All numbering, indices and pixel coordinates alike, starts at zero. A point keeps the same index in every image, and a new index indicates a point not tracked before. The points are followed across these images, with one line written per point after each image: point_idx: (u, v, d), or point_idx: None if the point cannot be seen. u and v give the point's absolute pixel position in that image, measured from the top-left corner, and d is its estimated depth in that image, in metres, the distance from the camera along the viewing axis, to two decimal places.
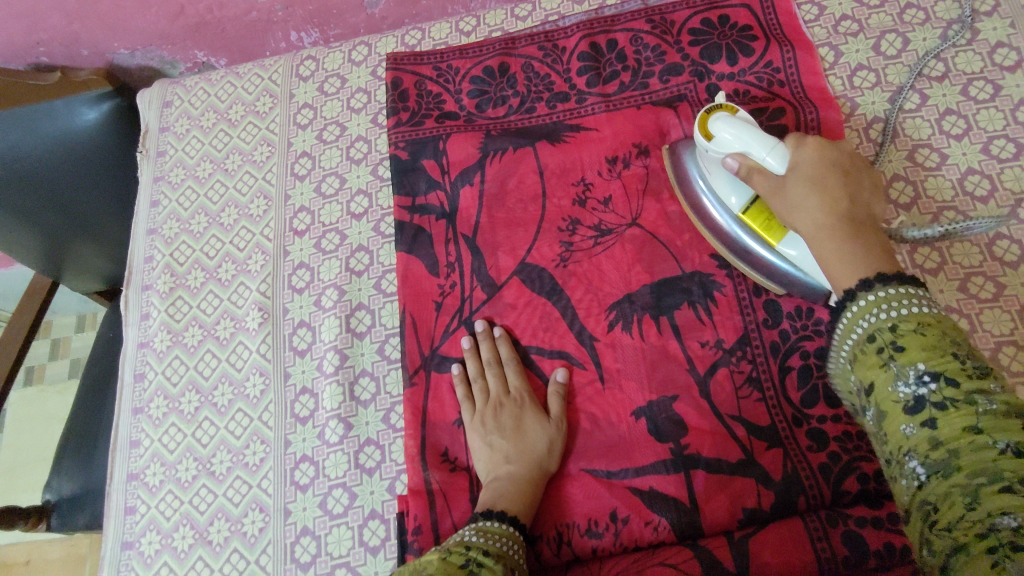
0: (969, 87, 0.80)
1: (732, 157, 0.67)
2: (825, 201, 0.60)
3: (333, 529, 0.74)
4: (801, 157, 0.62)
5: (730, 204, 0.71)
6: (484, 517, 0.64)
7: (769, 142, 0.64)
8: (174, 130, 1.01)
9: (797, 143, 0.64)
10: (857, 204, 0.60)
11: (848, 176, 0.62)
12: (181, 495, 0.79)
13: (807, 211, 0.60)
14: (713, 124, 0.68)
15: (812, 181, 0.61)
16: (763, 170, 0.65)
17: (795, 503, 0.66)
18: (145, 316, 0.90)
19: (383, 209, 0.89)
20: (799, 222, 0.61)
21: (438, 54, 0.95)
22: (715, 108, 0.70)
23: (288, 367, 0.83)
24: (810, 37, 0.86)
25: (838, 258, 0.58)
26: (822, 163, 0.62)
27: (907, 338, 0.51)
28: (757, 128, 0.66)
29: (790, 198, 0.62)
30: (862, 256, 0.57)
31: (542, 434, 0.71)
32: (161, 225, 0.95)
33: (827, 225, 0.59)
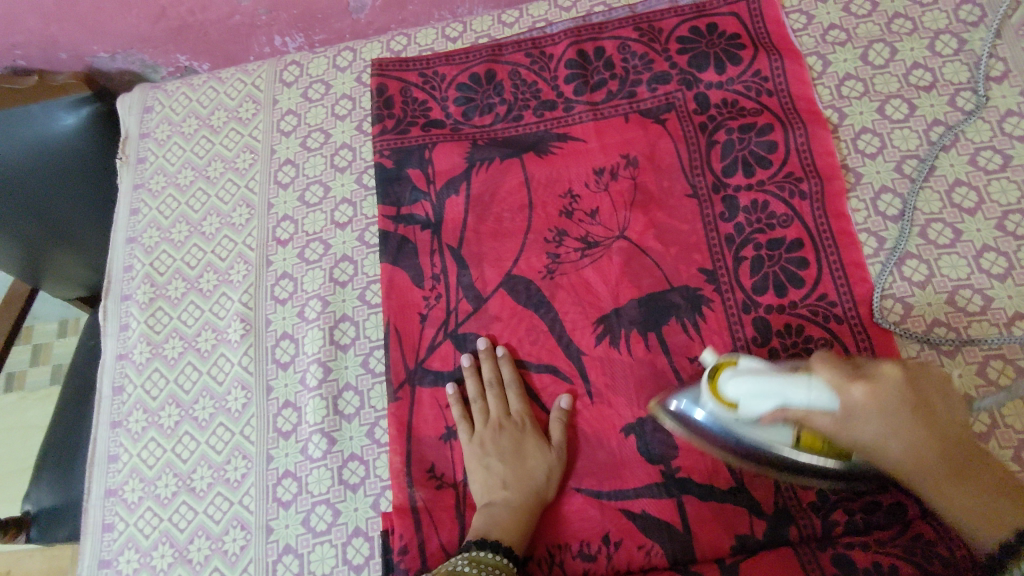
0: (956, 98, 0.80)
1: (770, 416, 0.57)
2: (908, 444, 0.56)
3: (316, 546, 0.73)
4: (855, 400, 0.55)
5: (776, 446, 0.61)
6: (477, 547, 0.63)
7: (806, 389, 0.55)
8: (155, 136, 0.99)
9: (836, 380, 0.55)
10: (936, 430, 0.56)
11: (908, 387, 0.56)
12: (160, 512, 0.78)
13: (896, 456, 0.56)
14: (724, 388, 0.59)
15: (885, 422, 0.55)
16: (812, 420, 0.56)
17: (786, 535, 0.65)
18: (124, 327, 0.88)
19: (367, 218, 0.87)
20: (884, 455, 0.57)
21: (424, 61, 0.93)
22: (722, 375, 0.60)
23: (271, 381, 0.81)
24: (798, 46, 0.86)
25: (953, 505, 0.56)
26: (878, 399, 0.55)
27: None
28: (773, 374, 0.57)
29: (868, 446, 0.56)
30: (977, 501, 0.55)
31: (542, 462, 0.70)
32: (141, 233, 0.93)
33: (930, 476, 0.56)
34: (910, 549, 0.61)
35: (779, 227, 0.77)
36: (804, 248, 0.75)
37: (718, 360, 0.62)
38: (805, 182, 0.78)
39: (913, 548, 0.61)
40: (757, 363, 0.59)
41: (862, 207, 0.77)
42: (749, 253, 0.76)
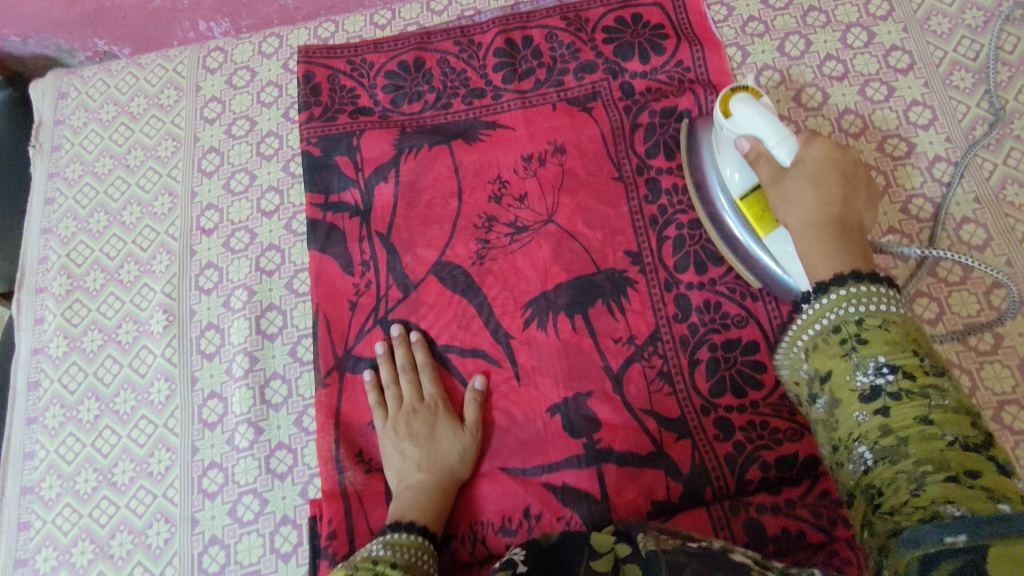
0: (865, 88, 0.84)
1: (745, 140, 0.64)
2: (817, 195, 0.60)
3: (242, 536, 0.72)
4: (811, 153, 0.61)
5: (730, 193, 0.70)
6: (392, 531, 0.62)
7: (782, 131, 0.62)
8: (70, 123, 0.95)
9: (809, 141, 0.62)
10: (850, 211, 0.60)
11: (846, 183, 0.61)
12: (80, 508, 0.76)
13: (794, 217, 0.60)
14: (732, 101, 0.65)
15: (811, 181, 0.60)
16: (771, 158, 0.63)
17: (701, 493, 0.68)
18: (39, 321, 0.85)
19: (295, 206, 0.86)
20: (788, 215, 0.61)
21: (352, 47, 0.93)
22: (738, 86, 0.66)
23: (195, 372, 0.80)
24: (718, 37, 0.88)
25: (814, 252, 0.57)
26: (830, 162, 0.61)
27: (885, 325, 0.49)
28: (773, 116, 0.63)
29: (787, 195, 0.61)
30: (832, 250, 0.56)
31: (456, 443, 0.71)
32: (57, 223, 0.90)
33: (810, 223, 0.59)
34: (817, 509, 0.65)
35: None
36: None
37: (748, 83, 0.67)
38: None
39: (819, 508, 0.65)
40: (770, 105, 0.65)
41: None
42: (672, 232, 0.79)
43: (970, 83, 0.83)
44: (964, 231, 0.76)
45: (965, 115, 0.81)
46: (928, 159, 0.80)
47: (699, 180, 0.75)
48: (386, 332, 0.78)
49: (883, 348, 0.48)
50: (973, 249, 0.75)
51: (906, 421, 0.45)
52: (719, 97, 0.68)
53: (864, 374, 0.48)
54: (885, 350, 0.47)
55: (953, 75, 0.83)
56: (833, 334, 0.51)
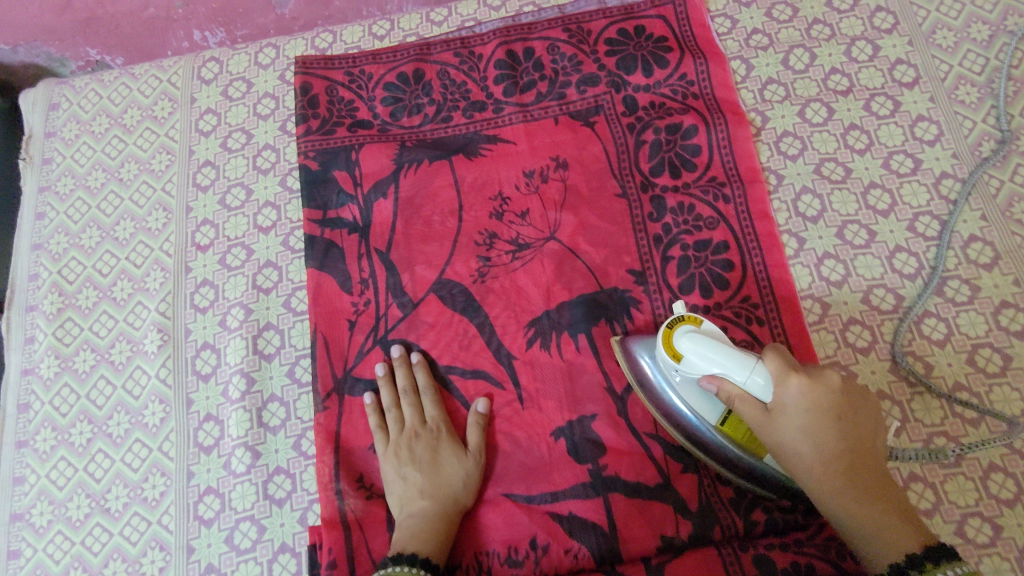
0: (871, 103, 0.83)
1: (709, 382, 0.58)
2: (822, 453, 0.56)
3: (240, 565, 0.71)
4: (790, 394, 0.55)
5: (709, 418, 0.63)
6: (393, 563, 0.61)
7: (749, 366, 0.56)
8: (62, 135, 0.93)
9: (783, 368, 0.55)
10: (852, 440, 0.57)
11: (845, 420, 0.57)
12: (72, 535, 0.74)
13: (806, 473, 0.57)
14: (676, 341, 0.60)
15: (805, 427, 0.56)
16: (748, 398, 0.57)
17: (710, 533, 0.66)
18: (30, 340, 0.83)
19: (292, 222, 0.84)
20: (795, 463, 0.57)
21: (349, 59, 0.91)
22: (675, 322, 0.61)
23: (190, 394, 0.78)
24: (722, 50, 0.87)
25: (850, 523, 0.56)
26: (814, 395, 0.55)
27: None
28: (728, 347, 0.57)
29: (784, 444, 0.57)
30: (864, 509, 0.55)
31: (459, 469, 0.70)
32: (47, 239, 0.88)
33: (835, 495, 0.56)
34: (827, 547, 0.63)
35: (705, 229, 0.78)
36: (729, 249, 0.77)
37: (681, 309, 0.63)
38: (728, 187, 0.79)
39: (829, 543, 0.64)
40: (714, 330, 0.60)
41: (783, 208, 0.79)
42: (677, 252, 0.77)
43: (977, 97, 0.81)
44: (971, 250, 0.75)
45: (971, 130, 0.80)
46: (934, 176, 0.79)
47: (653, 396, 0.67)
48: (386, 353, 0.76)
49: None
50: (981, 269, 0.74)
51: None
52: (663, 335, 0.61)
53: None
54: None
55: (960, 89, 0.82)
56: None
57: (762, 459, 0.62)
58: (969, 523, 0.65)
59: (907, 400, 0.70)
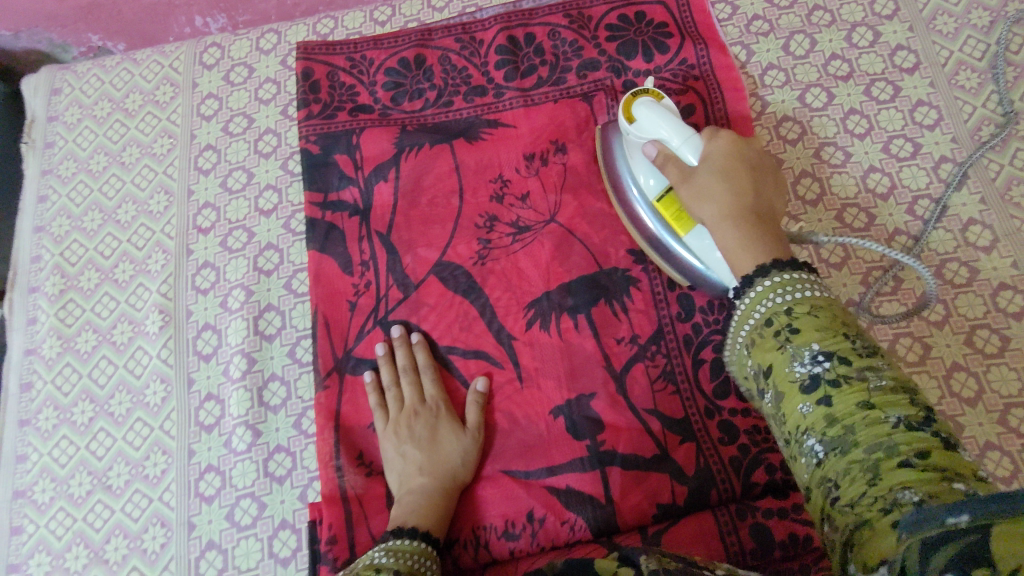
0: (871, 88, 0.83)
1: (652, 145, 0.66)
2: (732, 194, 0.61)
3: (240, 541, 0.71)
4: (711, 150, 0.63)
5: (648, 195, 0.70)
6: (395, 536, 0.62)
7: (685, 132, 0.64)
8: (64, 120, 0.94)
9: (711, 137, 0.65)
10: (761, 199, 0.62)
11: (745, 178, 0.62)
12: (74, 512, 0.74)
13: (706, 213, 0.61)
14: (636, 106, 0.68)
15: (720, 178, 0.61)
16: (678, 160, 0.65)
17: (707, 496, 0.67)
18: (32, 321, 0.83)
19: (294, 205, 0.85)
20: (702, 212, 0.62)
21: (351, 44, 0.91)
22: (639, 93, 0.69)
23: (192, 373, 0.78)
24: (722, 35, 0.87)
25: (732, 245, 0.59)
26: (731, 158, 0.63)
27: (820, 311, 0.50)
28: (675, 118, 0.66)
29: (699, 189, 0.62)
30: (749, 246, 0.58)
31: (457, 446, 0.70)
32: (50, 222, 0.88)
33: (724, 222, 0.60)
34: None
35: None
36: None
37: (649, 85, 0.71)
38: None
39: None
40: (670, 105, 0.68)
41: None
42: None
43: (977, 83, 0.82)
44: (970, 232, 0.75)
45: (971, 115, 0.80)
46: (934, 160, 0.79)
47: (614, 184, 0.75)
48: (386, 334, 0.77)
49: (816, 337, 0.49)
50: (979, 251, 0.75)
51: (850, 410, 0.45)
52: (623, 103, 0.69)
53: (802, 364, 0.48)
54: (818, 338, 0.48)
55: (959, 75, 0.83)
56: (766, 326, 0.53)
57: (683, 239, 0.68)
58: None
59: None
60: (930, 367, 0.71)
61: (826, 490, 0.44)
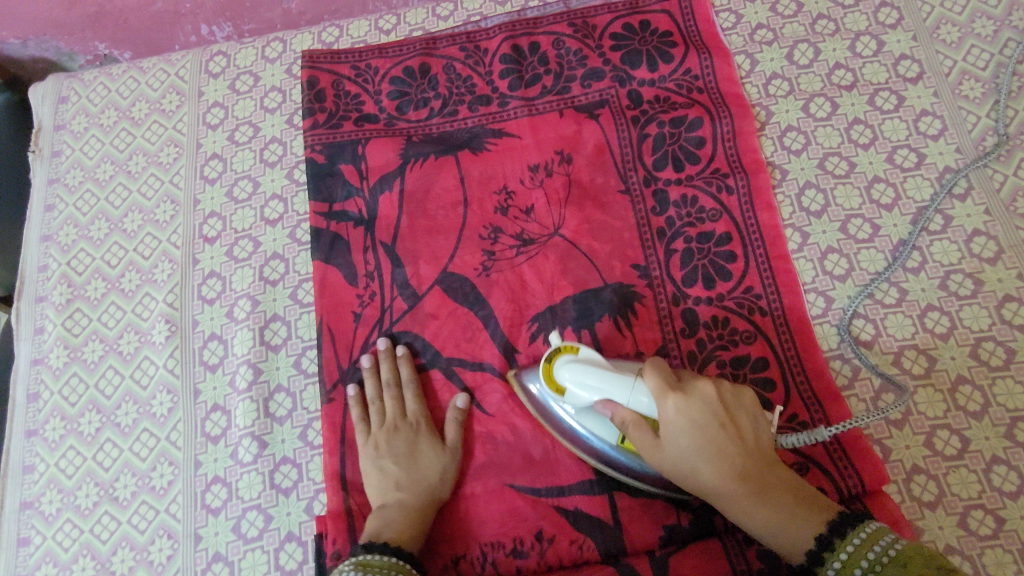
0: (875, 98, 0.83)
1: (601, 407, 0.61)
2: (715, 469, 0.57)
3: (247, 553, 0.71)
4: (670, 417, 0.56)
5: (603, 434, 0.65)
6: (365, 550, 0.61)
7: (629, 383, 0.59)
8: (70, 128, 0.94)
9: (659, 386, 0.57)
10: (748, 448, 0.58)
11: (727, 417, 0.58)
12: (81, 523, 0.75)
13: (709, 483, 0.57)
14: (558, 371, 0.64)
15: (693, 450, 0.57)
16: (635, 417, 0.59)
17: (712, 523, 0.67)
18: (39, 330, 0.84)
19: (299, 215, 0.85)
20: (695, 480, 0.58)
21: (356, 53, 0.91)
22: (556, 354, 0.65)
23: (198, 384, 0.79)
24: (727, 45, 0.87)
25: (765, 525, 0.57)
26: (693, 415, 0.57)
27: (908, 560, 0.50)
28: (606, 368, 0.61)
29: (678, 468, 0.58)
30: (775, 514, 0.56)
31: (435, 462, 0.70)
32: (56, 231, 0.88)
33: (745, 504, 0.57)
34: None
35: (707, 221, 0.78)
36: (731, 242, 0.77)
37: (559, 342, 0.66)
38: (732, 178, 0.80)
39: None
40: (592, 355, 0.63)
41: (787, 203, 0.80)
42: (680, 245, 0.78)
43: (981, 92, 0.82)
44: (975, 244, 0.75)
45: (975, 125, 0.80)
46: (938, 170, 0.79)
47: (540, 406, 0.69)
48: (372, 347, 0.77)
49: None
50: (984, 262, 0.74)
51: None
52: (544, 368, 0.66)
53: None
54: None
55: (964, 84, 0.82)
56: None
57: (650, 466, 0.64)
58: (972, 514, 0.65)
59: (910, 391, 0.71)
60: (935, 380, 0.71)
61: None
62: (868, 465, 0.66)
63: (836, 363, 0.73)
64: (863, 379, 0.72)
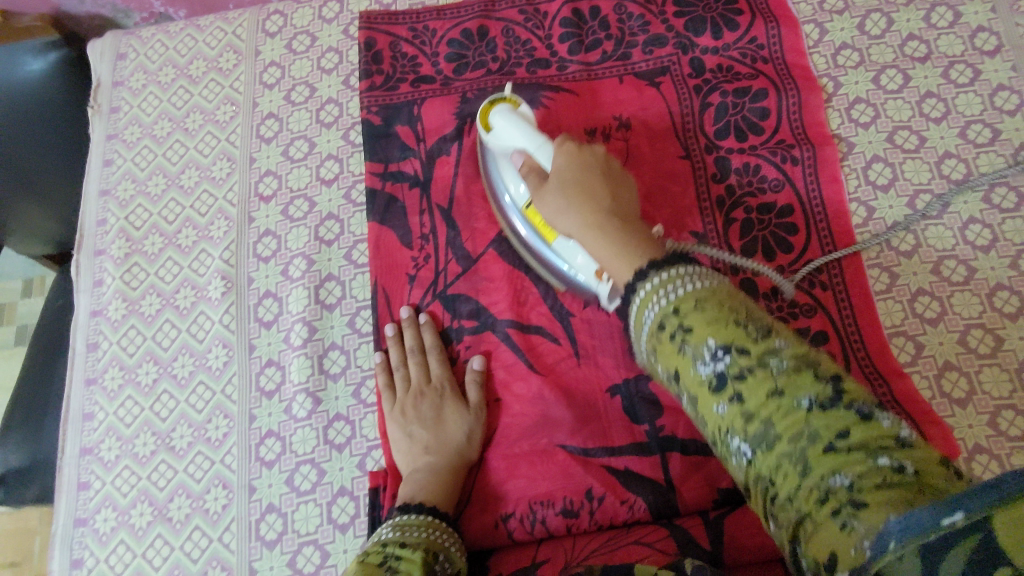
0: (950, 71, 0.81)
1: (517, 153, 0.68)
2: (581, 196, 0.57)
3: (300, 506, 0.72)
4: (558, 160, 0.61)
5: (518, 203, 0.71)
6: (402, 513, 0.61)
7: (539, 138, 0.65)
8: (129, 85, 0.95)
9: (562, 142, 0.63)
10: (620, 205, 0.56)
11: (600, 177, 0.58)
12: (139, 470, 0.76)
13: (569, 224, 0.56)
14: (492, 119, 0.70)
15: (564, 187, 0.58)
16: (536, 162, 0.65)
17: None
18: (98, 283, 0.85)
19: (354, 175, 0.85)
20: (565, 227, 0.58)
21: (414, 15, 0.91)
22: (498, 101, 0.72)
23: (253, 339, 0.79)
24: (795, 13, 0.85)
25: (604, 253, 0.52)
26: (577, 163, 0.60)
27: (705, 298, 0.41)
28: (529, 125, 0.67)
29: (552, 214, 0.59)
30: (607, 239, 0.52)
31: (460, 425, 0.71)
32: (115, 185, 0.90)
33: (582, 223, 0.55)
34: None
35: (769, 192, 0.77)
36: (794, 214, 0.76)
37: (509, 94, 0.73)
38: (797, 149, 0.78)
39: None
40: (527, 111, 0.70)
41: (853, 176, 0.78)
42: (740, 215, 0.77)
43: None
44: None
45: None
46: (1013, 147, 0.77)
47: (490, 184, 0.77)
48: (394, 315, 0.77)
49: (711, 331, 0.40)
50: None
51: (761, 402, 0.37)
52: (482, 122, 0.73)
53: (703, 363, 0.39)
54: (714, 332, 0.40)
55: None
56: (660, 332, 0.42)
57: (552, 243, 0.69)
58: None
59: (975, 371, 0.69)
60: (1002, 360, 0.69)
61: (762, 489, 0.37)
62: (937, 434, 0.65)
63: (897, 340, 0.71)
64: (926, 356, 0.70)
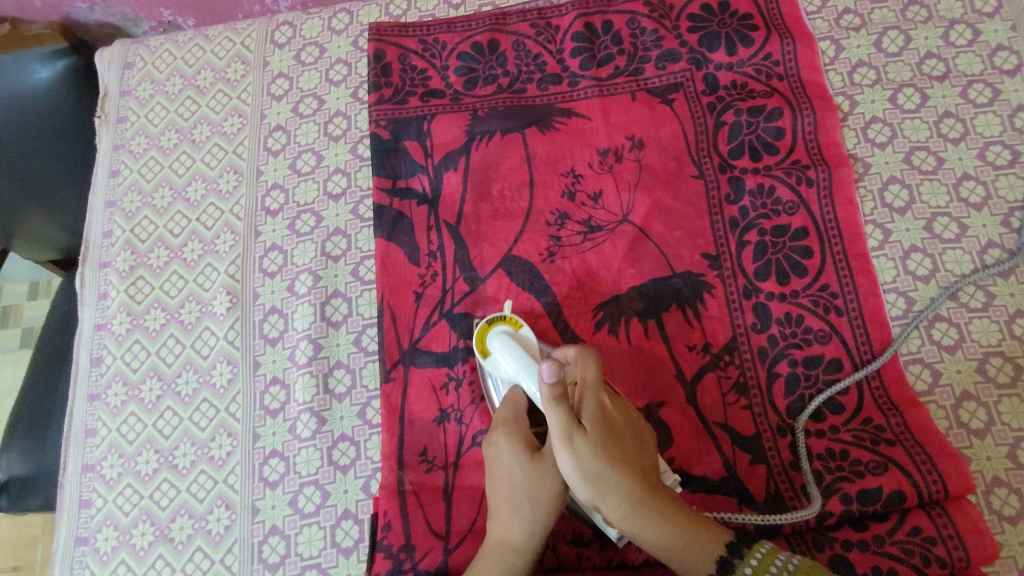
0: (969, 90, 0.79)
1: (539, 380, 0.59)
2: (629, 471, 0.52)
3: (303, 528, 0.71)
4: (588, 399, 0.55)
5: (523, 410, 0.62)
6: None
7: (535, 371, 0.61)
8: (136, 95, 0.94)
9: (586, 378, 0.57)
10: (651, 471, 0.56)
11: (617, 418, 0.56)
12: (141, 488, 0.75)
13: (614, 496, 0.51)
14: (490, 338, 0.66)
15: (609, 452, 0.52)
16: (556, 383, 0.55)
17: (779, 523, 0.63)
18: (103, 296, 0.84)
19: (362, 190, 0.84)
20: (592, 494, 0.52)
21: (425, 27, 0.89)
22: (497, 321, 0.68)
23: (258, 356, 0.78)
24: (811, 29, 0.83)
25: (662, 544, 0.51)
26: (605, 406, 0.55)
27: None
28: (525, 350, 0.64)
29: (593, 461, 0.51)
30: (673, 536, 0.51)
31: (517, 519, 0.57)
32: (121, 197, 0.89)
33: (633, 512, 0.51)
34: (907, 545, 0.61)
35: (784, 214, 0.75)
36: (808, 237, 0.74)
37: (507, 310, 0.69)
38: (813, 170, 0.76)
39: (909, 545, 0.61)
40: (527, 335, 0.66)
41: (869, 198, 0.76)
42: (753, 237, 0.75)
43: None
44: None
45: None
46: None
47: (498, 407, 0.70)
48: (403, 333, 0.76)
49: None
50: None
51: None
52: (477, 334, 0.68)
53: None
54: None
55: None
56: None
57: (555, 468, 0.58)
58: None
59: (994, 402, 0.67)
60: (1021, 391, 0.67)
61: None
62: (952, 469, 0.63)
63: (914, 367, 0.69)
64: (944, 385, 0.68)
